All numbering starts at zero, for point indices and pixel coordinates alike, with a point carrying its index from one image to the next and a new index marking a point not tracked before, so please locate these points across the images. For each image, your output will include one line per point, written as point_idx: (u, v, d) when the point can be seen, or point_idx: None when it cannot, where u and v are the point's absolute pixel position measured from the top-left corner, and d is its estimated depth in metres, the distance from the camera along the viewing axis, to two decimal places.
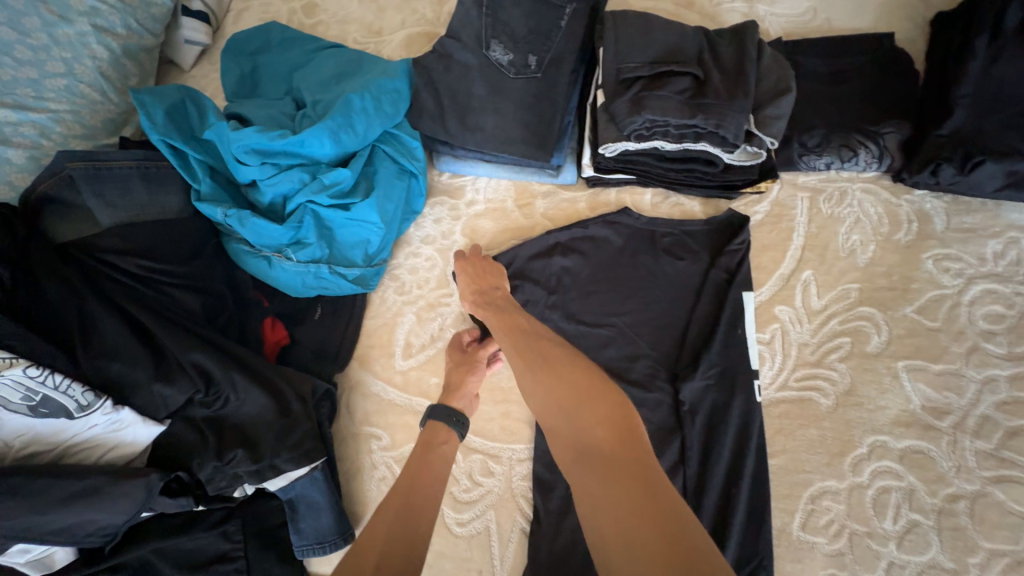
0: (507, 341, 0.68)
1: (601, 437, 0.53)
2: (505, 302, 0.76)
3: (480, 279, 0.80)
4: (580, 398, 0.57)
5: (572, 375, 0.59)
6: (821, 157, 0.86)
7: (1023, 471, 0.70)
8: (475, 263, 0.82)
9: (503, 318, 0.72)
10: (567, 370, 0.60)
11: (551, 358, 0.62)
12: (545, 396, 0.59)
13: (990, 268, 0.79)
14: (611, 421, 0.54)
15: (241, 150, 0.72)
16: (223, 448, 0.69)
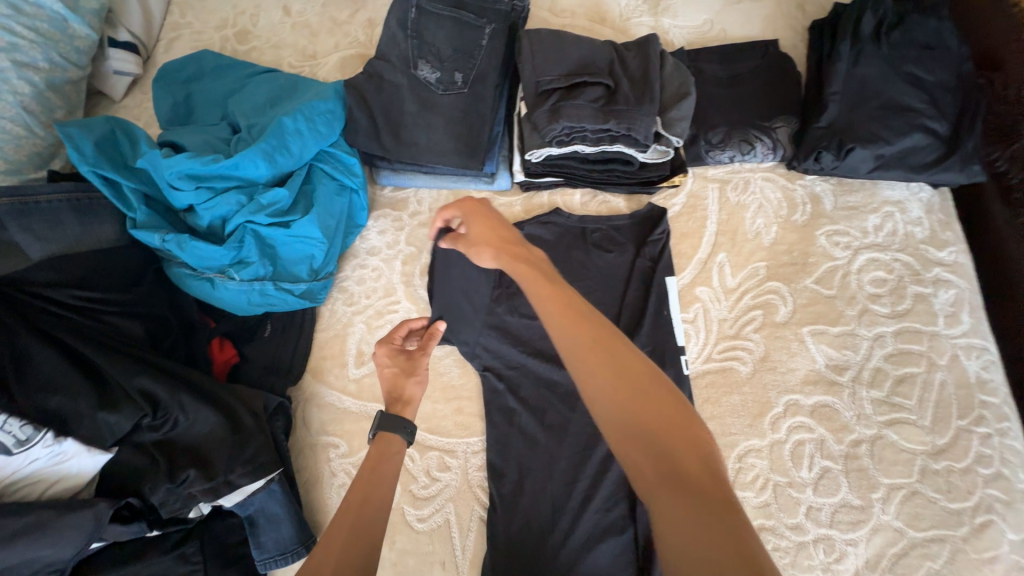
0: (561, 322, 0.55)
1: (695, 469, 0.44)
2: (551, 273, 0.64)
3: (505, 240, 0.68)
4: (665, 416, 0.47)
5: (651, 383, 0.49)
6: (725, 151, 0.96)
7: (910, 412, 0.81)
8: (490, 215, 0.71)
9: (553, 290, 0.59)
10: (654, 382, 0.49)
11: (623, 356, 0.51)
12: (616, 402, 0.49)
13: (872, 240, 0.91)
14: (701, 451, 0.45)
15: (174, 176, 0.74)
16: (175, 470, 0.70)
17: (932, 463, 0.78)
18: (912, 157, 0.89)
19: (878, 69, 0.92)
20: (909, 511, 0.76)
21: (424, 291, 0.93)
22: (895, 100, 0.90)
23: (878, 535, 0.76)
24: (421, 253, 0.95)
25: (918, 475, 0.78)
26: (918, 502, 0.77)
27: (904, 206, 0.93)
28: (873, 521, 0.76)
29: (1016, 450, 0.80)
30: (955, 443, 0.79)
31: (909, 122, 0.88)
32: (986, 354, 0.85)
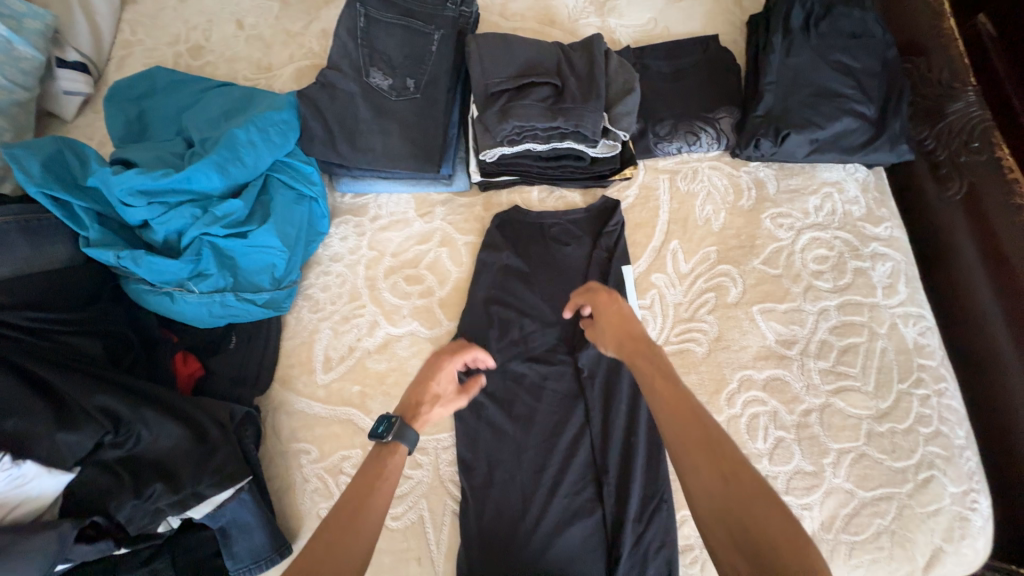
0: (672, 420, 0.58)
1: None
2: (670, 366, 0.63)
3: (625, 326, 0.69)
4: (775, 544, 0.48)
5: (758, 496, 0.52)
6: (672, 143, 1.00)
7: (855, 380, 0.86)
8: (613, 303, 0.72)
9: (658, 377, 0.62)
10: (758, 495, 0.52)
11: (719, 450, 0.55)
12: (719, 511, 0.52)
13: (814, 220, 0.96)
14: (801, 563, 0.47)
15: (126, 192, 0.74)
16: (141, 484, 0.70)
17: (877, 426, 0.83)
18: (844, 140, 0.95)
19: (809, 59, 0.97)
20: (858, 473, 0.81)
21: (388, 294, 0.95)
22: (826, 87, 0.95)
23: (831, 498, 0.80)
24: (384, 257, 0.97)
25: (865, 438, 0.83)
26: (866, 463, 0.81)
27: (842, 186, 0.98)
28: (825, 485, 0.81)
29: (952, 408, 0.85)
30: (897, 406, 0.84)
31: (839, 107, 0.94)
32: (922, 321, 0.90)
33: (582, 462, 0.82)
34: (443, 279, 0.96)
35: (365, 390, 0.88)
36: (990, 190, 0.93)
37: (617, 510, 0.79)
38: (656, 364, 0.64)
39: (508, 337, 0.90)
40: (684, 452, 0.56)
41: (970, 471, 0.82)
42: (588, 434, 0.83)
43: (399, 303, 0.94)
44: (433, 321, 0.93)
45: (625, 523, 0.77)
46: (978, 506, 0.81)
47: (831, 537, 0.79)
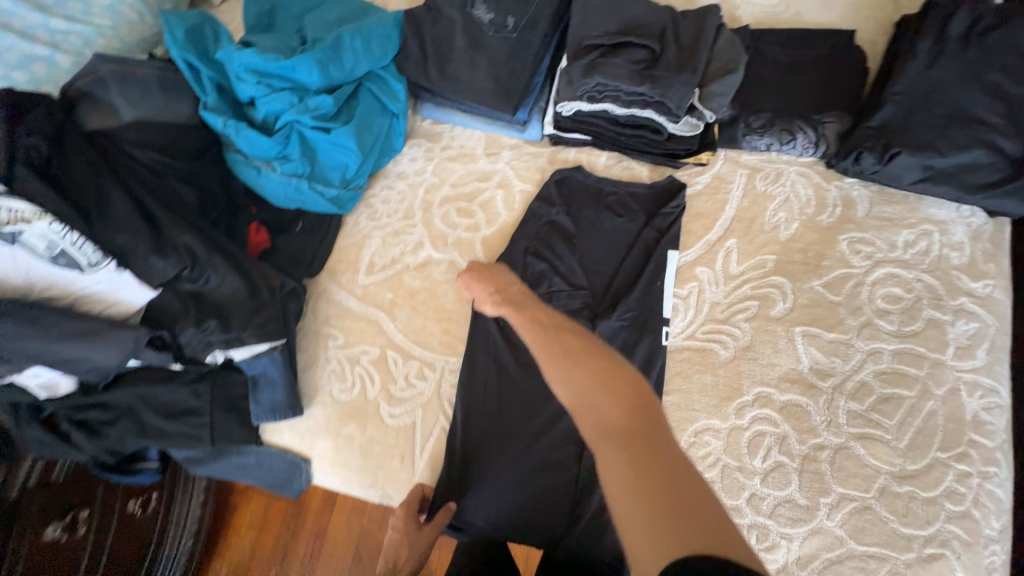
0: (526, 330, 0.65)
1: (616, 397, 0.52)
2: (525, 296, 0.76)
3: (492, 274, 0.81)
4: (602, 377, 0.54)
5: (588, 350, 0.58)
6: (762, 138, 0.93)
7: (885, 432, 0.79)
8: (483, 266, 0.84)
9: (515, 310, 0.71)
10: (588, 352, 0.57)
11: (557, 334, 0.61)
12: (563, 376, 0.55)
13: (898, 256, 0.86)
14: (621, 383, 0.53)
15: (242, 68, 0.83)
16: (200, 317, 0.83)
17: (895, 485, 0.76)
18: (970, 174, 0.82)
19: (956, 74, 0.84)
20: (855, 523, 0.76)
21: (438, 221, 1.00)
22: (965, 110, 0.83)
23: (816, 537, 0.76)
24: (443, 185, 1.02)
25: (876, 493, 0.77)
26: (868, 518, 0.76)
27: (946, 227, 0.87)
28: (814, 524, 0.76)
29: (994, 497, 0.76)
30: (927, 473, 0.77)
31: (974, 136, 0.81)
32: (993, 396, 0.80)
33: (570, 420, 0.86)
34: (491, 220, 0.99)
35: (395, 300, 0.96)
36: None
37: (591, 473, 0.83)
38: (521, 303, 0.73)
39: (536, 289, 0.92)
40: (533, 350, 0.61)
41: (991, 567, 0.74)
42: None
43: (446, 231, 0.99)
44: (471, 255, 0.97)
45: (595, 487, 0.82)
46: None
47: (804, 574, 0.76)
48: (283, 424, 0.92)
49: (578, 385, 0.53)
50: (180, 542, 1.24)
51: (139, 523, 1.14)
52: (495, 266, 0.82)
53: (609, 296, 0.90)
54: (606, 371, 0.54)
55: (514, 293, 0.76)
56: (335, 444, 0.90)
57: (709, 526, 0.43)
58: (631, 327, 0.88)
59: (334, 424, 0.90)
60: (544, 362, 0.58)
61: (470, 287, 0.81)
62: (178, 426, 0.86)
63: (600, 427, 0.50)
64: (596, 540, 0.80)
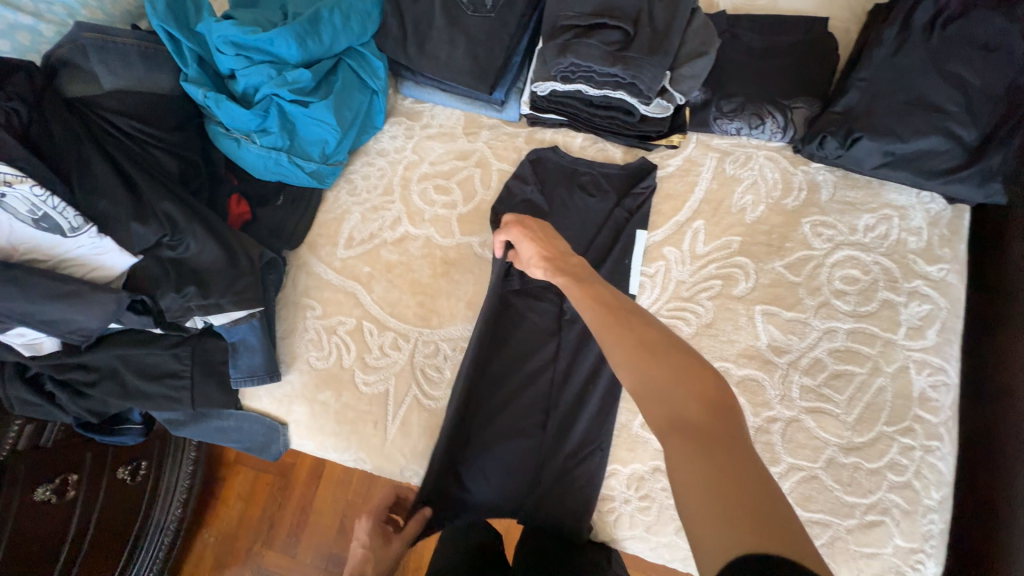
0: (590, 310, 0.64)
1: (691, 390, 0.51)
2: (587, 271, 0.73)
3: (549, 243, 0.78)
4: (675, 367, 0.53)
5: (662, 341, 0.57)
6: (733, 122, 0.95)
7: (835, 406, 0.82)
8: (542, 228, 0.81)
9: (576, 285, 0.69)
10: (660, 342, 0.56)
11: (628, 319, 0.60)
12: (635, 364, 0.55)
13: (858, 239, 0.89)
14: (698, 378, 0.52)
15: (221, 40, 0.85)
16: (181, 283, 0.86)
17: (841, 456, 0.80)
18: (925, 161, 0.85)
19: (919, 61, 0.86)
20: (802, 491, 0.80)
21: (416, 197, 1.02)
22: (926, 98, 0.85)
23: None
24: (423, 163, 1.04)
25: (823, 463, 0.80)
26: (815, 486, 0.80)
27: (906, 212, 0.89)
28: None
29: (935, 469, 0.80)
30: (873, 445, 0.80)
31: (933, 122, 0.84)
32: (940, 374, 0.83)
33: (537, 391, 0.90)
34: (468, 197, 1.01)
35: (372, 273, 0.99)
36: None
37: (555, 441, 0.87)
38: (581, 275, 0.71)
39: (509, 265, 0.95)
40: (599, 333, 0.60)
41: (927, 534, 0.78)
42: (554, 371, 0.90)
43: (423, 208, 1.02)
44: (448, 231, 1.00)
45: (558, 452, 0.86)
46: (920, 568, 0.77)
47: None
48: (262, 390, 0.96)
49: (648, 374, 0.53)
50: (169, 511, 1.35)
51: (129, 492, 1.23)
52: (552, 236, 0.81)
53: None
54: (677, 360, 0.54)
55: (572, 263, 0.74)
56: (311, 410, 0.94)
57: (784, 525, 0.41)
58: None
59: (310, 391, 0.94)
60: (609, 345, 0.58)
61: (523, 242, 0.79)
62: (160, 388, 0.89)
63: (669, 415, 0.49)
64: (557, 502, 0.84)
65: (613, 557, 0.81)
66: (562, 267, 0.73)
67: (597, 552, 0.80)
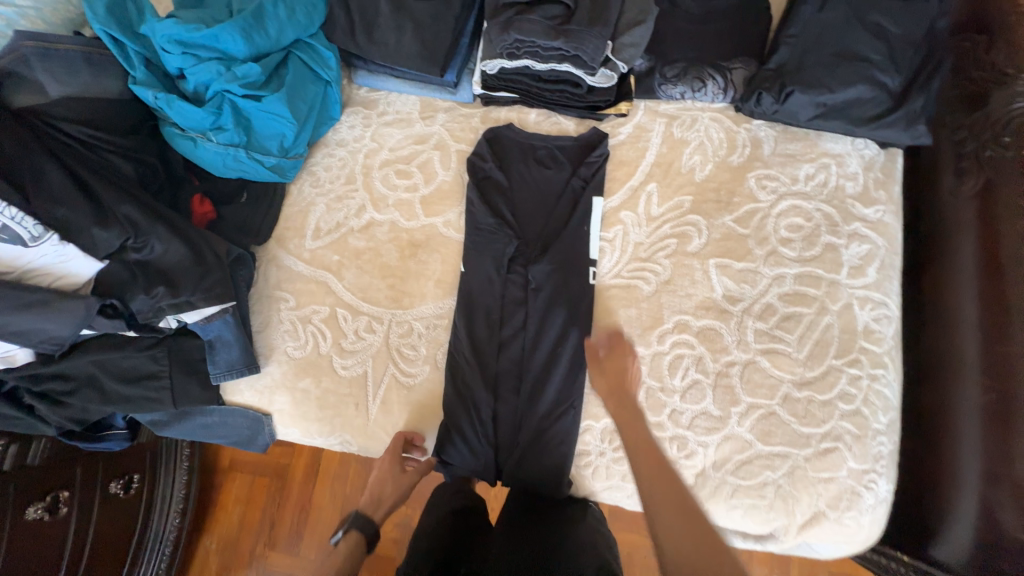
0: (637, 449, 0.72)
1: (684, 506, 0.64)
2: (636, 409, 0.78)
3: (613, 379, 0.83)
4: (682, 496, 0.65)
5: (681, 491, 0.65)
6: (677, 86, 0.99)
7: (788, 346, 0.88)
8: (613, 361, 0.85)
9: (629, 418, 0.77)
10: (674, 485, 0.66)
11: (664, 470, 0.68)
12: (646, 468, 0.69)
13: (800, 188, 0.94)
14: (695, 514, 0.63)
15: (165, 39, 0.85)
16: (149, 284, 0.87)
17: (795, 391, 0.86)
18: (854, 109, 0.91)
19: (843, 15, 0.91)
20: (762, 427, 0.85)
21: (379, 183, 1.04)
22: (850, 49, 0.91)
23: (728, 442, 0.85)
24: (382, 150, 1.06)
25: (780, 399, 0.86)
26: (773, 421, 0.85)
27: (842, 160, 0.95)
28: (726, 430, 0.86)
29: (882, 395, 0.86)
30: (824, 378, 0.86)
31: (858, 72, 0.89)
32: (882, 308, 0.89)
33: (510, 358, 0.94)
34: (429, 179, 1.04)
35: (342, 261, 1.01)
36: (1007, 189, 0.85)
37: (530, 403, 0.92)
38: (633, 420, 0.77)
39: (474, 242, 0.98)
40: (631, 444, 0.73)
41: (877, 455, 0.84)
42: (525, 337, 0.94)
43: (387, 193, 1.04)
44: (412, 214, 1.02)
45: (532, 413, 0.91)
46: (873, 487, 0.84)
47: (718, 475, 0.85)
48: (243, 384, 0.98)
49: (662, 496, 0.65)
50: (167, 520, 1.33)
51: (122, 503, 1.23)
52: (621, 371, 0.84)
53: (540, 243, 0.97)
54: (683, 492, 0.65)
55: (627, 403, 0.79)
56: (293, 398, 0.96)
57: None
58: (561, 270, 0.95)
59: (291, 379, 0.96)
60: (637, 463, 0.70)
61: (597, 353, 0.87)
62: (140, 389, 0.91)
63: (666, 521, 0.63)
64: (537, 460, 0.90)
65: (588, 509, 0.88)
66: (619, 401, 0.80)
67: (573, 507, 0.87)
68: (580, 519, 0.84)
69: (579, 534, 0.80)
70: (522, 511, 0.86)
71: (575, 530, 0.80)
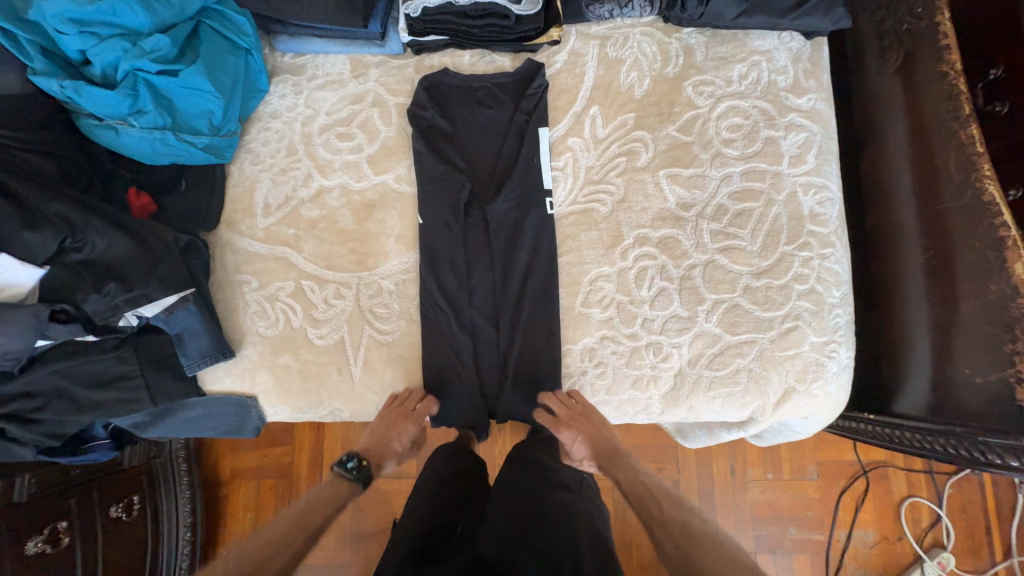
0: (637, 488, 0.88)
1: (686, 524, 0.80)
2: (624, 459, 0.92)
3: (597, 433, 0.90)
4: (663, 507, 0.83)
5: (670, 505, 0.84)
6: (603, 5, 0.98)
7: (742, 240, 0.92)
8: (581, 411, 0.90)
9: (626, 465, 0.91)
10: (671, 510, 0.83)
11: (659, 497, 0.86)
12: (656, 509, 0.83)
13: (735, 89, 0.96)
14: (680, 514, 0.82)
15: (57, 19, 0.79)
16: (99, 283, 0.83)
17: (755, 281, 0.90)
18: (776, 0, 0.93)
19: None
20: (729, 319, 0.90)
21: (322, 150, 1.02)
22: None
23: (699, 339, 0.90)
24: (319, 115, 1.03)
25: (741, 291, 0.90)
26: (738, 312, 0.90)
27: (771, 55, 0.97)
28: (696, 329, 0.90)
29: (833, 271, 0.91)
30: (779, 265, 0.91)
31: None
32: (824, 191, 0.93)
33: (483, 298, 0.96)
34: (373, 137, 1.02)
35: (298, 233, 0.99)
36: (924, 57, 0.91)
37: (509, 338, 0.94)
38: (622, 465, 0.91)
39: (430, 193, 0.97)
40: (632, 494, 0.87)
41: (835, 326, 0.90)
42: (495, 276, 0.96)
43: (332, 158, 1.01)
44: (361, 175, 1.00)
45: (514, 347, 0.94)
46: (835, 355, 0.90)
47: (695, 371, 0.90)
48: (221, 371, 0.96)
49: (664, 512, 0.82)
50: (178, 534, 1.32)
51: (128, 529, 1.21)
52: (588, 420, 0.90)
53: (494, 182, 0.97)
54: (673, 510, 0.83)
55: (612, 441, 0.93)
56: (275, 376, 0.96)
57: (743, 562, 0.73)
58: (517, 205, 0.96)
59: (269, 358, 0.96)
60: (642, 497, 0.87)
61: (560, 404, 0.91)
62: (114, 392, 0.89)
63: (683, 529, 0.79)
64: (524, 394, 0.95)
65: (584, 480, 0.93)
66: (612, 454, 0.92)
67: (566, 475, 0.91)
68: (572, 489, 0.88)
69: (578, 506, 0.83)
70: (520, 466, 0.91)
71: (570, 497, 0.85)
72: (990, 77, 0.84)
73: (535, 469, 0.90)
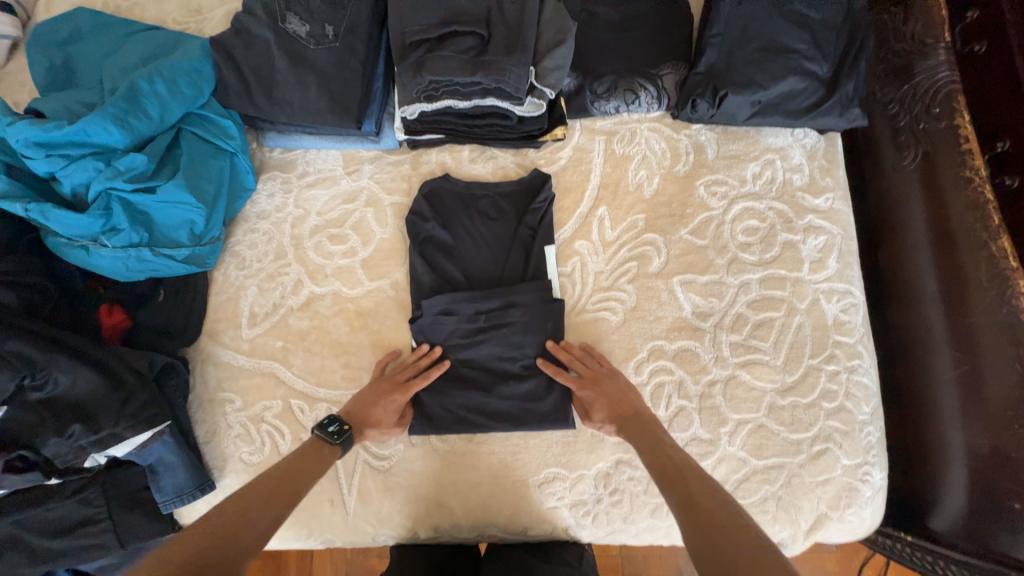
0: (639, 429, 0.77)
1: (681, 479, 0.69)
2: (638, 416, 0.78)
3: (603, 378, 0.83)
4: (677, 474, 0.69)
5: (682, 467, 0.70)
6: (609, 102, 0.94)
7: (764, 353, 0.86)
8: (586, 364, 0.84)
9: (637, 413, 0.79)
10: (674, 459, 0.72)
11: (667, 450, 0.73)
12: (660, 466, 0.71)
13: (749, 189, 0.92)
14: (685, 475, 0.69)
15: (22, 144, 0.76)
16: (62, 424, 0.74)
17: (780, 399, 0.84)
18: (790, 102, 0.90)
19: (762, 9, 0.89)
20: (754, 441, 0.83)
21: (313, 254, 0.95)
22: (776, 41, 0.89)
23: (723, 464, 0.83)
24: (310, 216, 0.97)
25: (765, 410, 0.84)
26: (763, 434, 0.84)
27: (786, 153, 0.93)
28: (719, 452, 0.83)
29: (862, 385, 0.85)
30: (804, 380, 0.85)
31: (786, 65, 0.88)
32: (848, 297, 0.88)
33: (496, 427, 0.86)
34: (366, 240, 0.95)
35: (287, 345, 0.91)
36: (945, 158, 0.87)
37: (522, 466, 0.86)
38: (643, 429, 0.76)
39: (421, 328, 0.88)
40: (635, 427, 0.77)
41: (867, 446, 0.84)
42: (492, 405, 0.86)
43: (323, 263, 0.95)
44: (355, 281, 0.94)
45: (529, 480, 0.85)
46: (869, 479, 0.83)
47: None
48: (199, 503, 0.88)
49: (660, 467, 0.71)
50: None
51: None
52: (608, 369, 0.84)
53: (480, 319, 0.87)
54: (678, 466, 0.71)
55: (635, 404, 0.80)
56: None
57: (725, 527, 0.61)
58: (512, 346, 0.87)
59: None
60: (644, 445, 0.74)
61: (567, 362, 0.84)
62: (77, 540, 0.80)
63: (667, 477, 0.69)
64: (540, 518, 0.85)
65: (585, 552, 0.87)
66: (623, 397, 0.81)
67: (569, 549, 0.86)
68: (574, 565, 0.83)
69: None
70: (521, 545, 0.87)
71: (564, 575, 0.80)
72: (999, 150, 0.81)
73: (543, 546, 0.87)
